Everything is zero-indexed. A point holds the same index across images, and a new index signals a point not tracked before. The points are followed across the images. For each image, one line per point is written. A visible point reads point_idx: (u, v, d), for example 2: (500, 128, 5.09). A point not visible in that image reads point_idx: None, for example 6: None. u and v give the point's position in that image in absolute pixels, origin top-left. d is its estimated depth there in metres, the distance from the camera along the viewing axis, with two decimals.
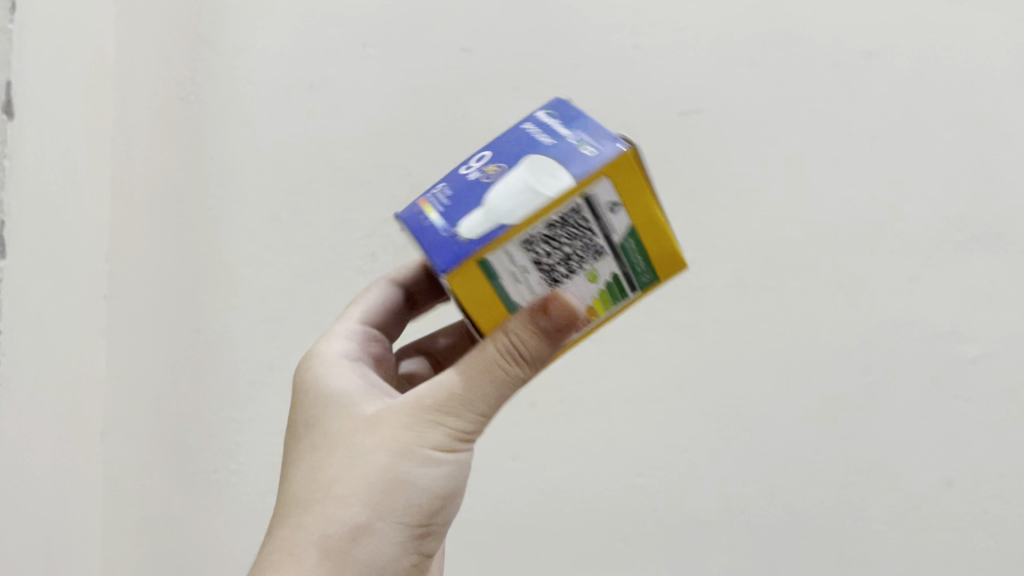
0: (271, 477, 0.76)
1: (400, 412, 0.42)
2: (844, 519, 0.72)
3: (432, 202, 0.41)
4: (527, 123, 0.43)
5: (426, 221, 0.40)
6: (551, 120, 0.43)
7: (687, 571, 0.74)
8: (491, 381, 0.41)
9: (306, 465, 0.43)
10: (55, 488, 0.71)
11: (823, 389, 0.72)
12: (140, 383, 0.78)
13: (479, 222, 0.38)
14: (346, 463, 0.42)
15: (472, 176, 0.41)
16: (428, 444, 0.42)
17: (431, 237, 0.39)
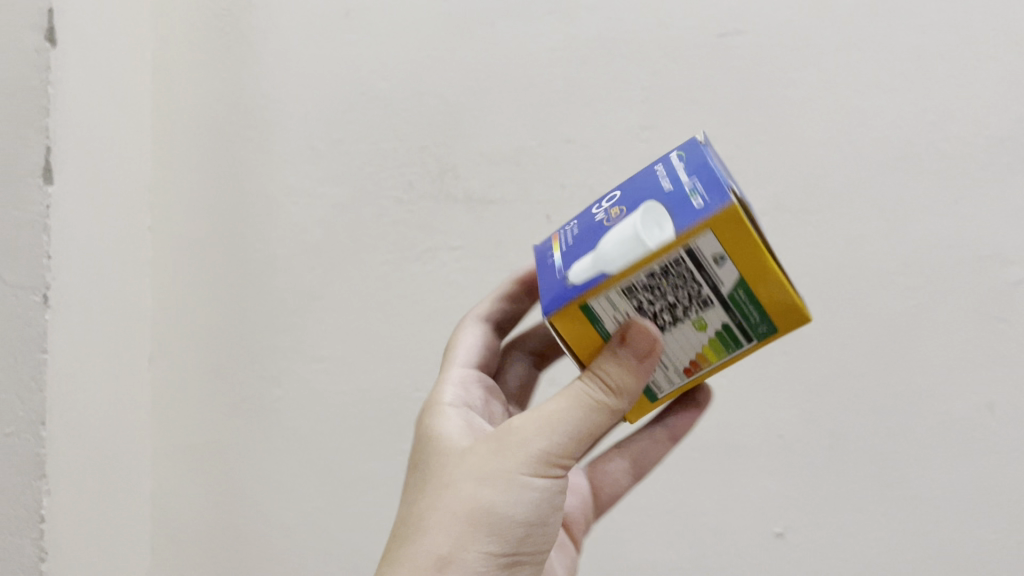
0: (319, 401, 0.77)
1: (486, 442, 0.45)
2: (885, 442, 0.72)
3: (563, 237, 0.46)
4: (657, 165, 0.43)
5: (552, 263, 0.45)
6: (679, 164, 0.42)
7: (727, 495, 0.74)
8: (579, 405, 0.43)
9: (412, 484, 0.48)
10: (107, 407, 0.73)
11: (863, 312, 0.72)
12: (187, 312, 0.79)
13: (586, 268, 0.40)
14: (438, 485, 0.44)
15: (597, 216, 0.44)
16: (520, 470, 0.43)
17: (550, 280, 0.44)
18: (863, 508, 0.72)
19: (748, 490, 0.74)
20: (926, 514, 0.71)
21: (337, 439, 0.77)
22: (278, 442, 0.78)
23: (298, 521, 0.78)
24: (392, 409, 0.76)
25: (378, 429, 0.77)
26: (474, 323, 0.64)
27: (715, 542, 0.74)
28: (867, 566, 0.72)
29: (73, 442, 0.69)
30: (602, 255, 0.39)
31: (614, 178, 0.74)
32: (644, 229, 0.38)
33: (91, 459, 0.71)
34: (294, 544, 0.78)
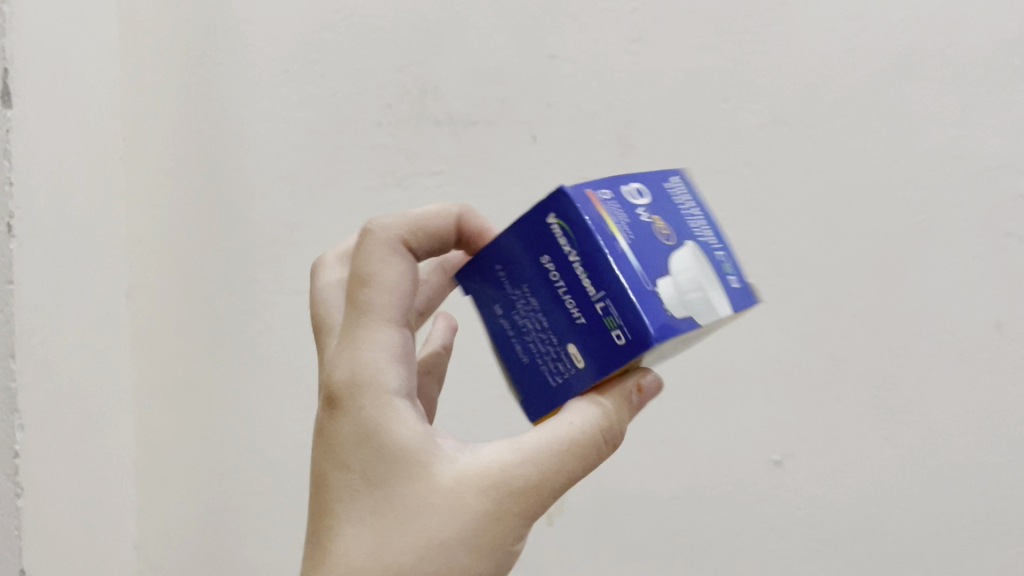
0: (300, 335, 0.75)
1: (476, 487, 0.36)
2: (887, 365, 0.69)
3: (618, 226, 0.37)
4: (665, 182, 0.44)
5: (623, 251, 0.36)
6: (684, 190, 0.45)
7: (723, 423, 0.72)
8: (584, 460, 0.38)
9: (358, 540, 0.36)
10: (83, 344, 0.71)
11: (864, 230, 0.69)
12: (165, 247, 0.77)
13: (676, 299, 0.37)
14: (416, 548, 0.35)
15: (642, 218, 0.39)
16: (508, 537, 0.36)
17: (632, 278, 0.35)
18: (864, 434, 0.70)
19: (744, 418, 0.71)
20: (928, 437, 0.69)
21: (321, 372, 0.75)
22: (261, 376, 0.76)
23: (284, 457, 0.76)
24: None
25: None
26: (391, 251, 0.42)
27: (711, 471, 0.72)
28: (867, 493, 0.70)
29: (48, 379, 0.67)
30: (679, 286, 0.37)
31: (601, 95, 0.71)
32: (704, 270, 0.39)
33: (68, 397, 0.69)
34: (282, 480, 0.76)
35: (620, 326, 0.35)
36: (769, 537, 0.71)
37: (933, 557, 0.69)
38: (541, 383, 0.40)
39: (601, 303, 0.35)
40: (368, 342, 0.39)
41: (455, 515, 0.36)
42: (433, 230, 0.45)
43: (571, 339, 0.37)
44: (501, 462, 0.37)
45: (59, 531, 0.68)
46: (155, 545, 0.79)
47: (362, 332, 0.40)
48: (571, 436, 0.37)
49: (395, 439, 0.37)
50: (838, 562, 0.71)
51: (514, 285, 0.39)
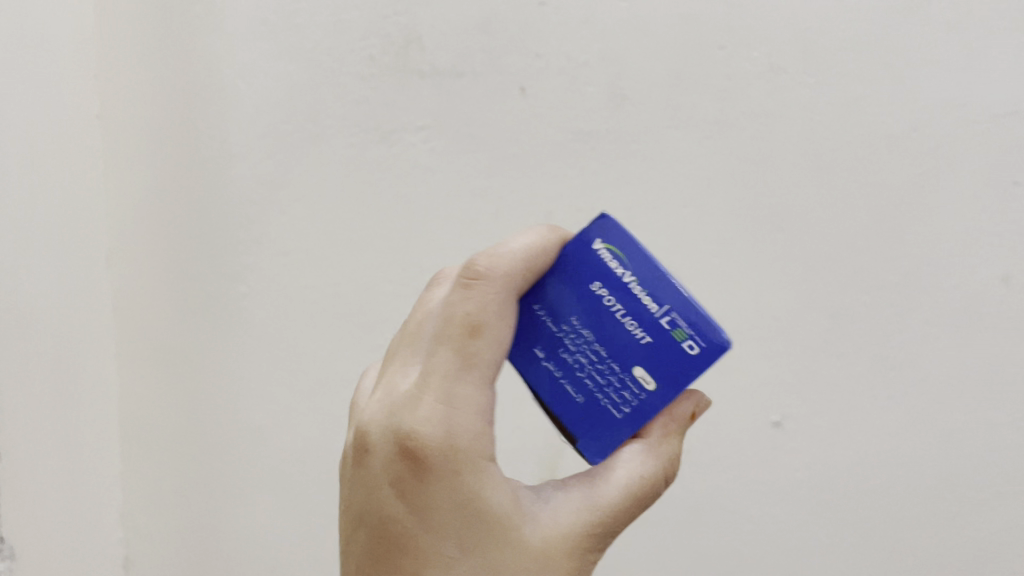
0: (285, 298, 0.73)
1: (563, 547, 0.40)
2: (889, 321, 0.67)
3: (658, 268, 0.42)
4: None
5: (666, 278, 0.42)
6: None
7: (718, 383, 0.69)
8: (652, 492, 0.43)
9: None
10: (61, 308, 0.69)
11: (866, 181, 0.66)
12: (144, 208, 0.75)
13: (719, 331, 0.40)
14: None
15: None
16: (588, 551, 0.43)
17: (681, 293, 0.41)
18: (865, 393, 0.67)
19: (742, 379, 0.69)
20: (932, 395, 0.66)
21: (306, 335, 0.73)
22: (245, 340, 0.74)
23: (271, 424, 0.75)
24: (363, 301, 0.73)
25: (349, 324, 0.73)
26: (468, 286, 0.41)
27: (705, 433, 0.70)
28: (867, 454, 0.68)
29: (24, 345, 0.65)
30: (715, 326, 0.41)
31: (591, 44, 0.68)
32: None
33: (46, 363, 0.67)
34: (270, 446, 0.75)
35: (691, 334, 0.40)
36: (768, 500, 0.69)
37: (935, 520, 0.68)
38: (604, 417, 0.42)
39: (666, 317, 0.41)
40: (458, 399, 0.40)
41: (544, 566, 0.39)
42: (539, 271, 0.42)
43: (641, 360, 0.41)
44: (589, 501, 0.42)
45: (40, 500, 0.67)
46: (141, 513, 0.78)
47: (451, 385, 0.40)
48: (648, 475, 0.42)
49: (490, 508, 0.39)
50: (838, 525, 0.69)
51: (562, 322, 0.43)
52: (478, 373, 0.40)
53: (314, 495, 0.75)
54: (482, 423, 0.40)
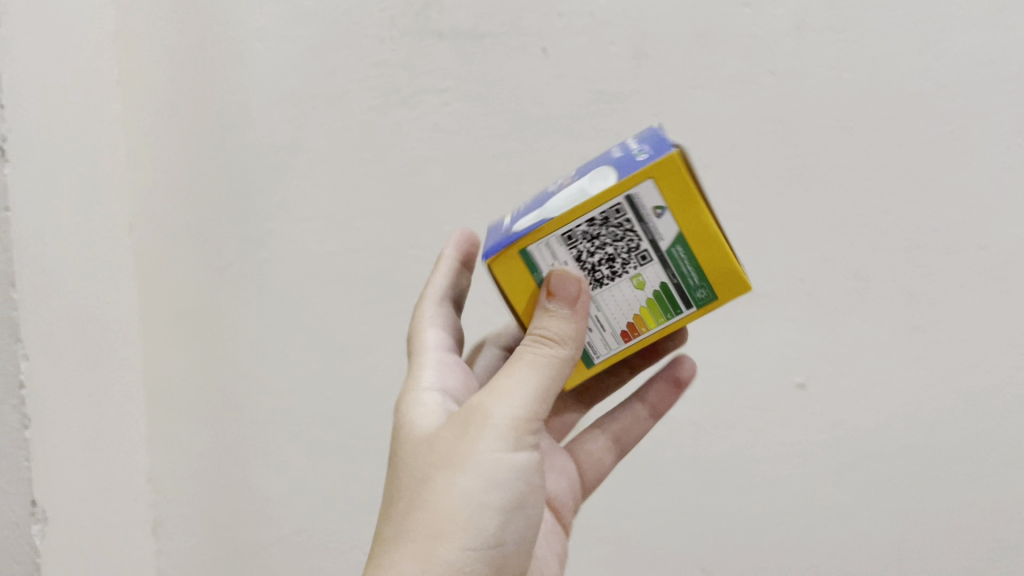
0: (307, 263, 0.73)
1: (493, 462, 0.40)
2: (916, 283, 0.66)
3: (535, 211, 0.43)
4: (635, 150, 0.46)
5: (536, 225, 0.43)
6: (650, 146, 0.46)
7: (742, 345, 0.69)
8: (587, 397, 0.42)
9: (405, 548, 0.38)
10: (83, 273, 0.69)
11: (893, 140, 0.65)
12: (165, 174, 0.75)
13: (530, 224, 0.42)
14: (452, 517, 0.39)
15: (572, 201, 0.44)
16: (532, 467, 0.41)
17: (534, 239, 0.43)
18: (891, 355, 0.67)
19: (766, 340, 0.69)
20: (957, 358, 0.66)
21: (329, 300, 0.74)
22: (267, 306, 0.74)
23: (294, 388, 0.75)
24: (385, 265, 0.73)
25: (372, 289, 0.73)
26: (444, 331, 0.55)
27: (731, 394, 0.69)
28: (892, 415, 0.68)
29: (48, 310, 0.65)
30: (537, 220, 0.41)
31: (614, 3, 0.67)
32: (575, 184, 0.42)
33: (70, 328, 0.68)
34: (294, 410, 0.75)
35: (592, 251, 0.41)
36: (792, 461, 0.69)
37: (957, 482, 0.68)
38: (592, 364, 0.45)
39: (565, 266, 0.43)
40: (472, 470, 0.39)
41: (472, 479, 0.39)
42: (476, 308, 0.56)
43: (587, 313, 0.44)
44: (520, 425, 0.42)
45: (66, 464, 0.67)
46: (165, 477, 0.79)
47: (472, 457, 0.39)
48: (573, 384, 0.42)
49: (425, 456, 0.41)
50: (860, 486, 0.69)
51: None
52: (507, 447, 0.40)
53: (340, 457, 0.76)
54: (480, 511, 0.39)
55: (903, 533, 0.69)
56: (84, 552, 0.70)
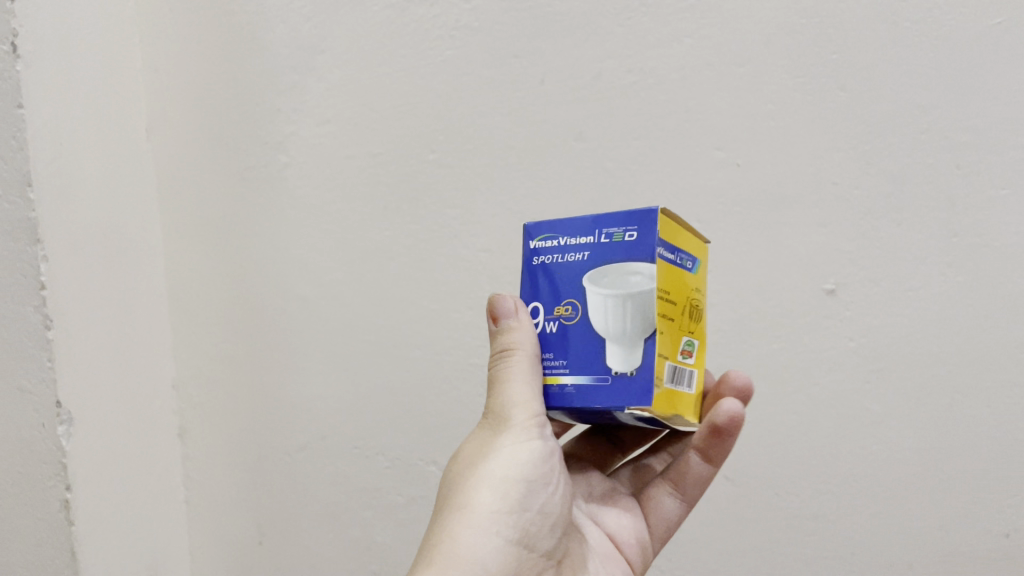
0: (328, 168, 0.72)
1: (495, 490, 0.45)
2: (954, 185, 0.64)
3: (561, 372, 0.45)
4: (632, 230, 0.43)
5: (568, 390, 0.44)
6: (632, 231, 0.43)
7: (773, 251, 0.67)
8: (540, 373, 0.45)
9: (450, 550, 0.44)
10: (104, 177, 0.69)
11: (934, 34, 0.63)
12: (182, 78, 0.74)
13: None
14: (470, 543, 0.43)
15: (551, 328, 0.46)
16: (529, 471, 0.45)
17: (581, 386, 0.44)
18: (926, 259, 0.65)
19: (796, 246, 0.67)
20: (998, 261, 0.64)
21: (350, 206, 0.73)
22: (288, 212, 0.73)
23: (316, 295, 0.75)
24: (405, 171, 0.71)
25: (392, 196, 0.72)
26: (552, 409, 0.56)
27: (759, 303, 0.68)
28: (925, 322, 0.66)
29: (70, 213, 0.65)
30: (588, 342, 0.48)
31: None
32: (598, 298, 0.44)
33: (93, 233, 0.67)
34: (316, 317, 0.75)
35: None
36: (821, 370, 0.68)
37: (992, 390, 0.66)
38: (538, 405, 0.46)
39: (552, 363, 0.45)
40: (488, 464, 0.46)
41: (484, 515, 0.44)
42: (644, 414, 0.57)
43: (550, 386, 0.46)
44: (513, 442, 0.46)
45: (93, 367, 0.68)
46: (191, 386, 0.79)
47: (500, 449, 0.45)
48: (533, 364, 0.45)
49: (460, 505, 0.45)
50: (891, 394, 0.67)
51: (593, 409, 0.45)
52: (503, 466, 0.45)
53: (362, 366, 0.75)
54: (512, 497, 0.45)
55: (933, 444, 0.67)
56: (114, 453, 0.71)
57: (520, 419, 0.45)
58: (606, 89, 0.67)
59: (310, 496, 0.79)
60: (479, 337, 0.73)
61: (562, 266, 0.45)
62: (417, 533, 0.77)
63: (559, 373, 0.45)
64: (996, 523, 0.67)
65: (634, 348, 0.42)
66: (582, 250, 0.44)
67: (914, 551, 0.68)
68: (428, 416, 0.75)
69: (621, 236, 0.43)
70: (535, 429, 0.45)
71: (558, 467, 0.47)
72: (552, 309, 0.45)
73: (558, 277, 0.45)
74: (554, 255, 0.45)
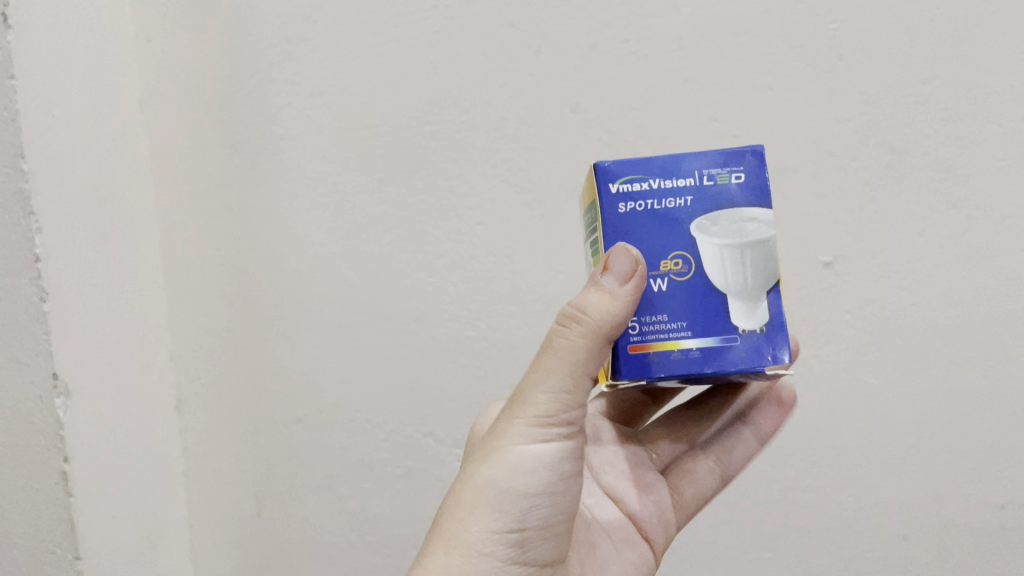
0: (322, 140, 0.72)
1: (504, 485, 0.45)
2: (952, 157, 0.63)
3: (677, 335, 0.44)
4: (736, 172, 0.45)
5: (695, 354, 0.44)
6: (737, 171, 0.45)
7: (770, 224, 0.66)
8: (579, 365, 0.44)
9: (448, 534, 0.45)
10: (97, 150, 0.68)
11: (934, 3, 0.62)
12: (173, 47, 0.73)
13: None
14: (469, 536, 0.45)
15: (658, 286, 0.45)
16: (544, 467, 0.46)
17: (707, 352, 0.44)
18: (923, 232, 0.65)
19: (794, 218, 0.66)
20: (996, 234, 0.64)
21: (345, 179, 0.72)
22: (283, 185, 0.73)
23: (312, 268, 0.74)
24: (401, 143, 0.71)
25: (387, 168, 0.71)
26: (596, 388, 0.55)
27: None
28: (922, 294, 0.66)
29: (64, 186, 0.64)
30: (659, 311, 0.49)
31: None
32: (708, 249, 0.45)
33: (87, 206, 0.67)
34: (311, 290, 0.75)
35: None
36: (818, 343, 0.68)
37: (988, 362, 0.66)
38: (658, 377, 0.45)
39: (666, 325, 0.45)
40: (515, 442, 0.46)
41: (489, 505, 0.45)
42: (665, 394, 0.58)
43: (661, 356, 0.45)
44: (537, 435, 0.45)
45: (90, 341, 0.68)
46: (188, 359, 0.79)
47: (526, 429, 0.45)
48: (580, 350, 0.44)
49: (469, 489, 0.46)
50: (888, 367, 0.67)
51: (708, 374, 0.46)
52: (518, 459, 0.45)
53: (360, 338, 0.75)
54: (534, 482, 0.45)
55: (929, 416, 0.67)
56: (111, 427, 0.71)
57: (553, 404, 0.45)
58: (603, 60, 0.67)
59: (308, 467, 0.79)
60: (476, 309, 0.73)
61: (659, 212, 0.45)
62: (414, 504, 0.78)
63: (681, 336, 0.44)
64: (989, 495, 0.68)
65: (761, 301, 0.44)
66: (683, 195, 0.45)
67: (906, 521, 0.69)
68: (425, 388, 0.76)
69: (727, 178, 0.45)
70: (566, 414, 0.45)
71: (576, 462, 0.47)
72: (658, 264, 0.45)
73: (647, 227, 0.45)
74: (650, 203, 0.45)
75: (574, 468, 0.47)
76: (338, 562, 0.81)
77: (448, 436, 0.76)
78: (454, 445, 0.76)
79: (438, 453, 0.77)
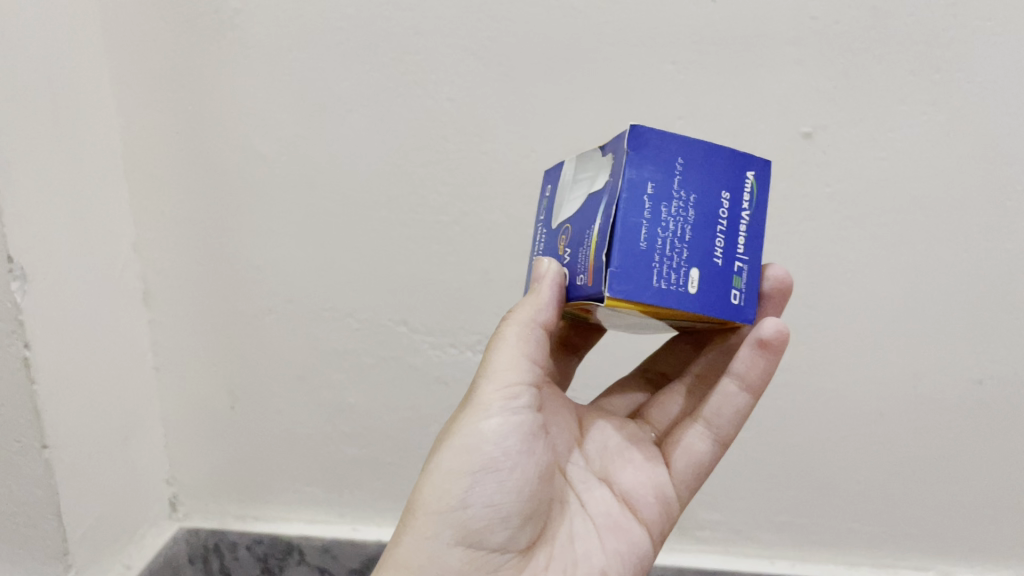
0: (280, 15, 0.68)
1: (442, 474, 0.48)
2: (937, 17, 0.60)
3: (596, 231, 0.43)
4: (547, 184, 0.54)
5: (614, 209, 0.42)
6: (547, 186, 0.53)
7: (748, 94, 0.64)
8: (515, 348, 0.49)
9: (396, 539, 0.48)
10: (47, 31, 0.64)
11: None
12: None
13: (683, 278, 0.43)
14: (414, 531, 0.47)
15: (567, 256, 0.47)
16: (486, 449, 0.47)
17: (624, 207, 0.42)
18: (905, 99, 0.62)
19: (773, 87, 0.64)
20: (978, 101, 0.61)
21: (306, 56, 0.69)
22: (243, 64, 0.70)
23: (276, 151, 0.72)
24: (362, 16, 0.67)
25: (350, 43, 0.68)
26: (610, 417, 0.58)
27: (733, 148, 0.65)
28: (902, 165, 0.64)
29: (16, 69, 0.61)
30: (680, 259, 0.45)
31: None
32: (570, 203, 0.48)
33: (42, 93, 0.64)
34: (276, 176, 0.72)
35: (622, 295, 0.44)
36: (797, 218, 0.66)
37: (967, 233, 0.64)
38: (637, 267, 0.41)
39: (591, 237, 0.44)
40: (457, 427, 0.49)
41: (429, 499, 0.48)
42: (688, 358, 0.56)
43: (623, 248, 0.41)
44: (479, 425, 0.48)
45: (47, 237, 0.65)
46: (154, 251, 0.77)
47: (471, 412, 0.49)
48: (518, 337, 0.49)
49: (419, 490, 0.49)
50: (865, 242, 0.66)
51: (665, 202, 0.43)
52: (455, 449, 0.48)
53: (328, 225, 0.73)
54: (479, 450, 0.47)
55: (905, 292, 0.66)
56: (75, 327, 0.69)
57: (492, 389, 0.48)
58: None
59: (281, 360, 0.79)
60: (445, 192, 0.71)
61: (547, 243, 0.51)
62: (388, 394, 0.78)
63: (593, 228, 0.43)
64: (964, 372, 0.68)
65: (602, 159, 0.47)
66: (542, 230, 0.52)
67: (883, 399, 0.70)
68: (396, 275, 0.74)
69: (546, 197, 0.53)
70: (503, 395, 0.48)
71: (529, 452, 0.48)
72: (558, 251, 0.48)
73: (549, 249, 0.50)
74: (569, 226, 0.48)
75: (525, 450, 0.48)
76: (315, 451, 0.82)
77: (422, 325, 0.75)
78: (428, 333, 0.76)
79: (412, 341, 0.76)
